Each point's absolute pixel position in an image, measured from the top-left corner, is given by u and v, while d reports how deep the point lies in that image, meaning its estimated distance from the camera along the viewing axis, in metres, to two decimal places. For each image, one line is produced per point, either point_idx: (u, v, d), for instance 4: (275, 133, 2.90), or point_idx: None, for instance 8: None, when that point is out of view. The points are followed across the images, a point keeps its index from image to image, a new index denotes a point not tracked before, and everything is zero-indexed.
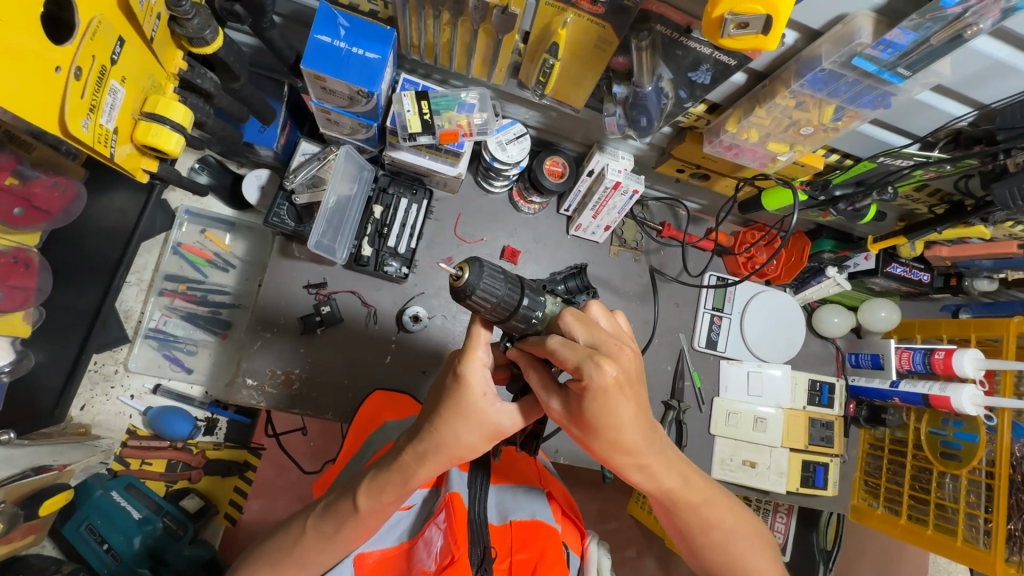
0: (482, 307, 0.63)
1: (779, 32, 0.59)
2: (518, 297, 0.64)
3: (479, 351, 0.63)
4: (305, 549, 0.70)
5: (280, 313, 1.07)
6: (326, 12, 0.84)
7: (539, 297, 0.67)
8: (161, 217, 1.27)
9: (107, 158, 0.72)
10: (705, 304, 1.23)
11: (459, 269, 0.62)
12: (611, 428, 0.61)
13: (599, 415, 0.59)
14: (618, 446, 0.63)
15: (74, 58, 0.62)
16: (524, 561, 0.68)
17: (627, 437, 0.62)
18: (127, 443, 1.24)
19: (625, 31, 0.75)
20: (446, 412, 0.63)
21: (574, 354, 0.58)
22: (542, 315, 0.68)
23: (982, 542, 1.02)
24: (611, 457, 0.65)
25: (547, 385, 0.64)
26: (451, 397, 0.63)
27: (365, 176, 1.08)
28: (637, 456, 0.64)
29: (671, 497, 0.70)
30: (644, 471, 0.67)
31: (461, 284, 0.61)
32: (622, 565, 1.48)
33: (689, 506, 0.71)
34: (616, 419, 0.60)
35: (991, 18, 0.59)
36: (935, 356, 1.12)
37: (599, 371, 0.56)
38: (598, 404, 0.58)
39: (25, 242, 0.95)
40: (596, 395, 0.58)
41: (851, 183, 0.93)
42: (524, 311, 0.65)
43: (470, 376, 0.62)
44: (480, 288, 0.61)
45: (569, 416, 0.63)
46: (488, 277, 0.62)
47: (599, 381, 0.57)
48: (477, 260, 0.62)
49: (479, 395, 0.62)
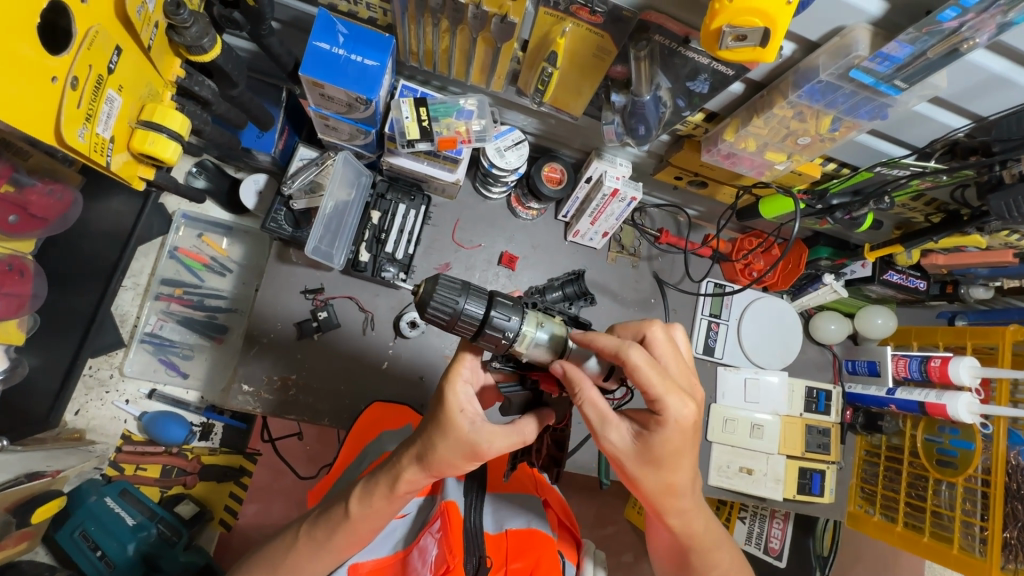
0: (444, 321, 0.62)
1: (776, 44, 0.60)
2: (483, 313, 0.62)
3: (462, 371, 0.64)
4: (298, 558, 0.69)
5: (278, 318, 1.06)
6: (325, 19, 0.84)
7: (511, 315, 0.63)
8: (157, 221, 1.26)
9: (104, 167, 0.72)
10: (703, 310, 1.23)
11: (419, 284, 0.62)
12: (669, 469, 0.62)
13: (665, 452, 0.61)
14: (669, 487, 0.64)
15: (70, 67, 0.61)
16: (520, 569, 0.68)
17: (681, 479, 0.64)
18: (122, 449, 1.23)
19: (623, 40, 0.75)
20: (429, 426, 0.63)
21: (661, 384, 0.59)
22: (516, 334, 0.63)
23: (977, 550, 1.03)
24: (656, 498, 0.66)
25: (603, 416, 0.62)
26: (433, 416, 0.63)
27: (363, 182, 1.08)
28: (679, 501, 0.66)
29: (688, 539, 0.71)
30: (681, 516, 0.68)
31: (417, 297, 0.61)
32: (618, 570, 1.47)
33: (702, 549, 0.73)
34: (677, 460, 0.62)
35: (987, 32, 0.59)
36: (932, 362, 1.11)
37: (682, 407, 0.59)
38: (669, 441, 0.60)
39: (20, 250, 0.96)
40: (671, 433, 0.59)
41: (848, 192, 0.94)
42: (491, 329, 0.62)
43: (452, 393, 0.62)
44: (432, 303, 0.60)
45: (624, 450, 0.62)
46: (444, 290, 0.61)
47: (679, 417, 0.59)
48: (434, 275, 0.61)
49: (457, 411, 0.62)
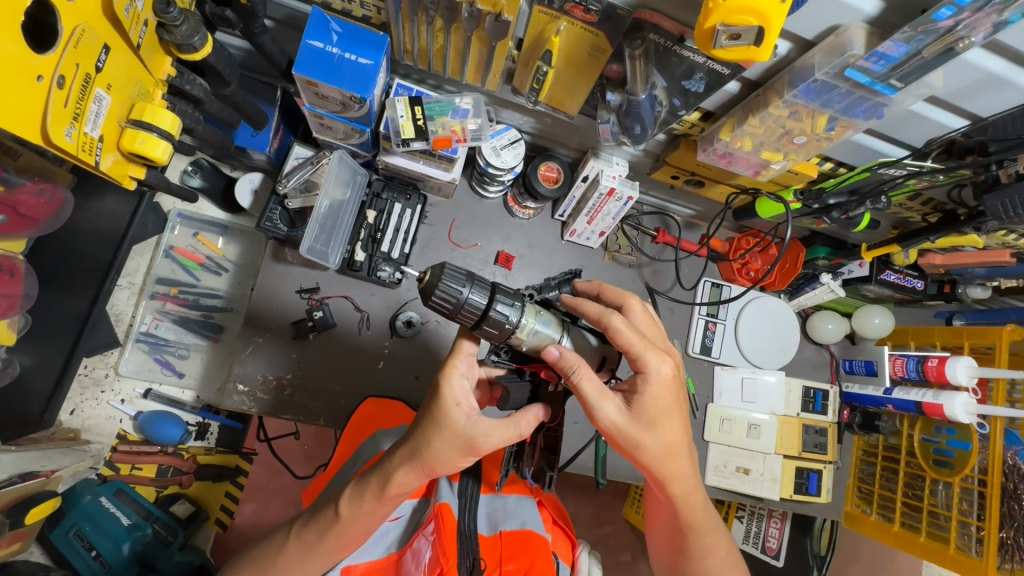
0: (448, 309, 0.62)
1: (770, 43, 0.59)
2: (486, 301, 0.62)
3: (459, 362, 0.63)
4: (290, 560, 0.69)
5: (273, 318, 1.06)
6: (318, 18, 0.83)
7: (514, 304, 0.64)
8: (153, 220, 1.25)
9: (93, 167, 0.71)
10: (700, 309, 1.22)
11: (423, 272, 0.62)
12: (663, 428, 0.65)
13: (657, 410, 0.64)
14: (667, 450, 0.66)
15: (57, 66, 0.61)
16: (514, 571, 0.68)
17: (675, 438, 0.66)
18: (117, 448, 1.22)
19: (618, 39, 0.75)
20: (423, 422, 0.63)
21: (641, 343, 0.63)
22: (518, 323, 0.64)
23: (974, 550, 1.02)
24: (655, 465, 0.67)
25: (601, 391, 0.62)
26: (428, 410, 0.63)
27: (359, 180, 1.07)
28: (677, 465, 0.68)
29: (687, 514, 0.73)
30: (680, 484, 0.70)
31: (422, 284, 0.61)
32: (616, 568, 1.47)
33: (699, 527, 0.74)
34: (668, 417, 0.65)
35: (983, 31, 0.59)
36: (930, 362, 1.11)
37: (661, 363, 0.64)
38: (656, 397, 0.64)
39: (11, 249, 0.95)
40: (656, 387, 0.63)
41: (845, 192, 0.92)
42: (494, 316, 0.62)
43: (447, 386, 0.62)
44: (438, 290, 0.60)
45: (622, 420, 0.63)
46: (450, 278, 0.61)
47: (661, 371, 0.63)
48: (439, 263, 0.61)
49: (452, 405, 0.62)
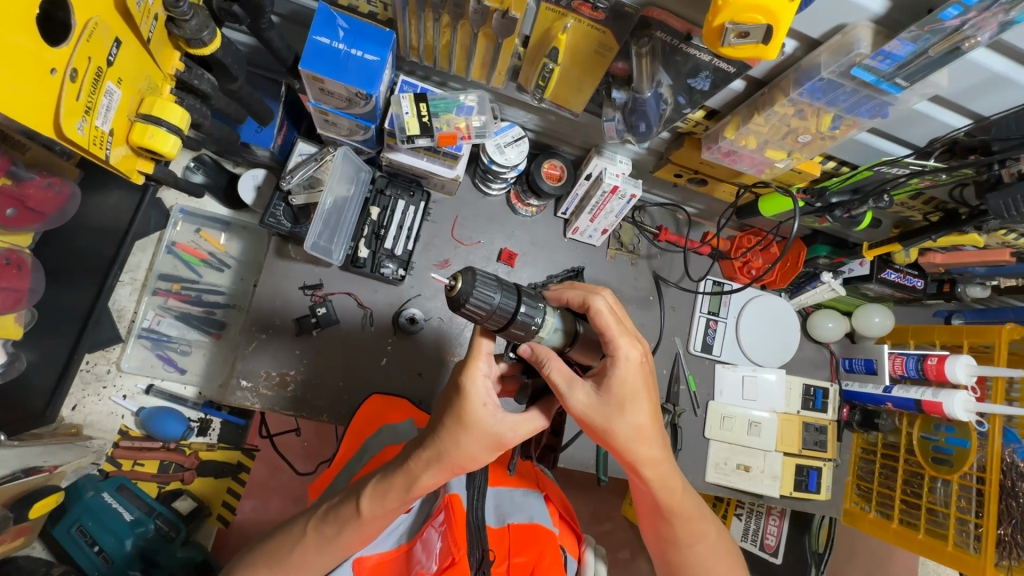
0: (479, 316, 0.61)
1: (779, 41, 0.59)
2: (515, 305, 0.63)
3: (481, 362, 0.62)
4: (303, 553, 0.70)
5: (277, 314, 1.06)
6: (325, 13, 0.83)
7: (538, 304, 0.65)
8: (155, 216, 1.26)
9: (102, 161, 0.71)
10: (701, 308, 1.23)
11: (452, 279, 0.60)
12: (634, 413, 0.64)
13: (626, 394, 0.64)
14: (639, 434, 0.65)
15: (69, 59, 0.61)
16: (522, 564, 0.69)
17: (648, 423, 0.66)
18: (119, 444, 1.22)
19: (625, 37, 0.75)
20: (448, 422, 0.63)
21: (613, 326, 0.64)
22: (542, 322, 0.66)
23: (972, 546, 1.03)
24: (629, 450, 0.67)
25: (570, 378, 0.64)
26: (452, 408, 0.63)
27: (363, 177, 1.07)
28: (651, 450, 0.67)
29: (668, 499, 0.73)
30: (656, 468, 0.69)
31: (454, 294, 0.59)
32: (615, 565, 1.48)
33: (681, 513, 0.74)
34: (639, 402, 0.64)
35: (989, 31, 0.60)
36: (929, 361, 1.12)
37: (631, 347, 0.64)
38: (626, 381, 0.63)
39: (18, 243, 0.95)
40: (624, 371, 0.63)
41: (847, 191, 0.94)
42: (522, 318, 0.63)
43: (471, 386, 0.62)
44: (474, 298, 0.59)
45: (590, 406, 0.64)
46: (482, 284, 0.61)
47: (630, 356, 0.64)
48: (470, 269, 0.60)
49: (479, 404, 0.62)
